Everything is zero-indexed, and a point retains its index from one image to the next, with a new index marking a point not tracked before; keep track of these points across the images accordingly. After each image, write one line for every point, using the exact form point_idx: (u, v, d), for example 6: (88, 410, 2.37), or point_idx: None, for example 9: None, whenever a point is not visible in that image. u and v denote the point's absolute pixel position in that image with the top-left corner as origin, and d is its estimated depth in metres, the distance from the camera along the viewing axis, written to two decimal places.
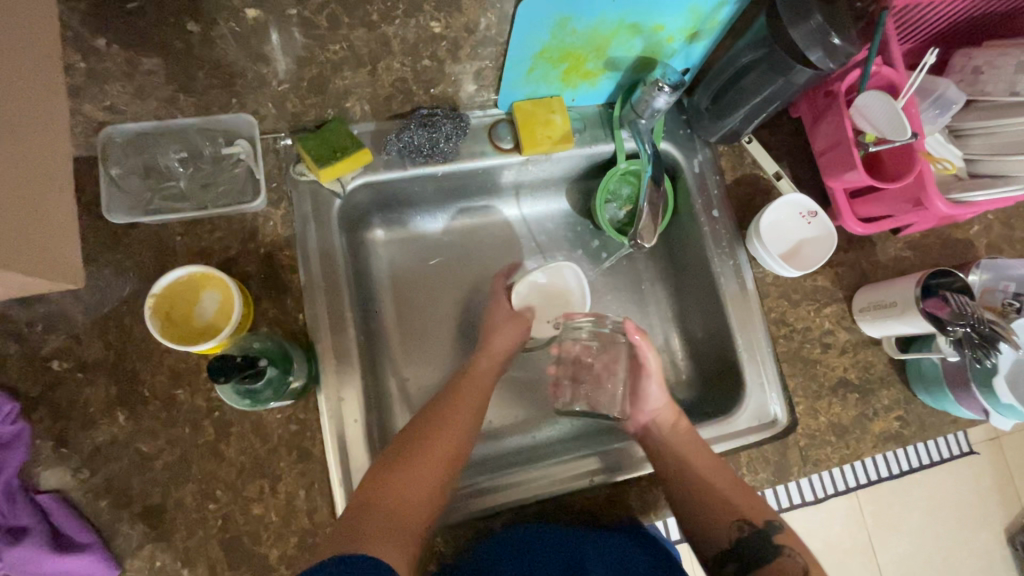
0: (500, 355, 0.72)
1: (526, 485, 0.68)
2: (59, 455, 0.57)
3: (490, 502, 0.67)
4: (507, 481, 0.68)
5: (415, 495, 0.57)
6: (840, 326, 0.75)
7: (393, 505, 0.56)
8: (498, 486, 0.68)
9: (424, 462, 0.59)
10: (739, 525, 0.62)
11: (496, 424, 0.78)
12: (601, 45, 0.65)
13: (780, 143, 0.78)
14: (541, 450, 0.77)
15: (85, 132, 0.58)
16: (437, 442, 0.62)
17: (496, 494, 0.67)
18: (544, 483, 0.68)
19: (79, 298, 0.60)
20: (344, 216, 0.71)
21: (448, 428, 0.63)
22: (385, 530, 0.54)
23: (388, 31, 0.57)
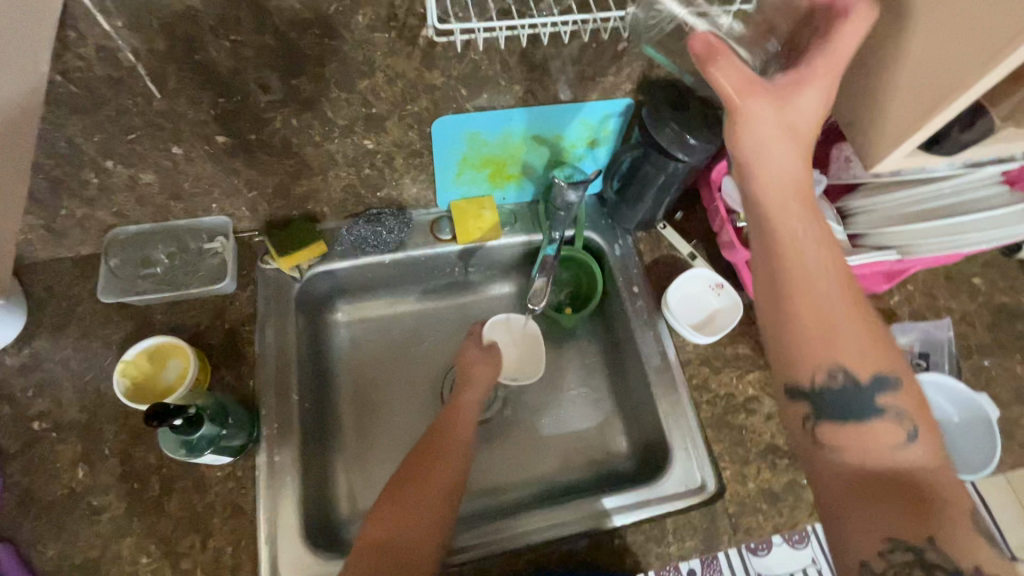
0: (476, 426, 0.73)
1: (526, 531, 0.71)
2: (21, 506, 0.64)
3: (490, 544, 0.70)
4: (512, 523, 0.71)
5: (450, 472, 0.65)
6: (764, 393, 0.78)
7: (421, 489, 0.63)
8: (505, 526, 0.71)
9: (425, 482, 0.63)
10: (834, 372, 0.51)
11: None
12: (515, 154, 0.79)
13: (692, 229, 0.89)
14: (505, 510, 0.81)
15: (96, 233, 0.74)
16: (440, 461, 0.65)
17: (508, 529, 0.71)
18: (537, 530, 0.71)
19: (69, 367, 0.72)
20: (301, 302, 0.82)
21: (455, 438, 0.69)
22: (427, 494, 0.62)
23: (331, 148, 0.70)
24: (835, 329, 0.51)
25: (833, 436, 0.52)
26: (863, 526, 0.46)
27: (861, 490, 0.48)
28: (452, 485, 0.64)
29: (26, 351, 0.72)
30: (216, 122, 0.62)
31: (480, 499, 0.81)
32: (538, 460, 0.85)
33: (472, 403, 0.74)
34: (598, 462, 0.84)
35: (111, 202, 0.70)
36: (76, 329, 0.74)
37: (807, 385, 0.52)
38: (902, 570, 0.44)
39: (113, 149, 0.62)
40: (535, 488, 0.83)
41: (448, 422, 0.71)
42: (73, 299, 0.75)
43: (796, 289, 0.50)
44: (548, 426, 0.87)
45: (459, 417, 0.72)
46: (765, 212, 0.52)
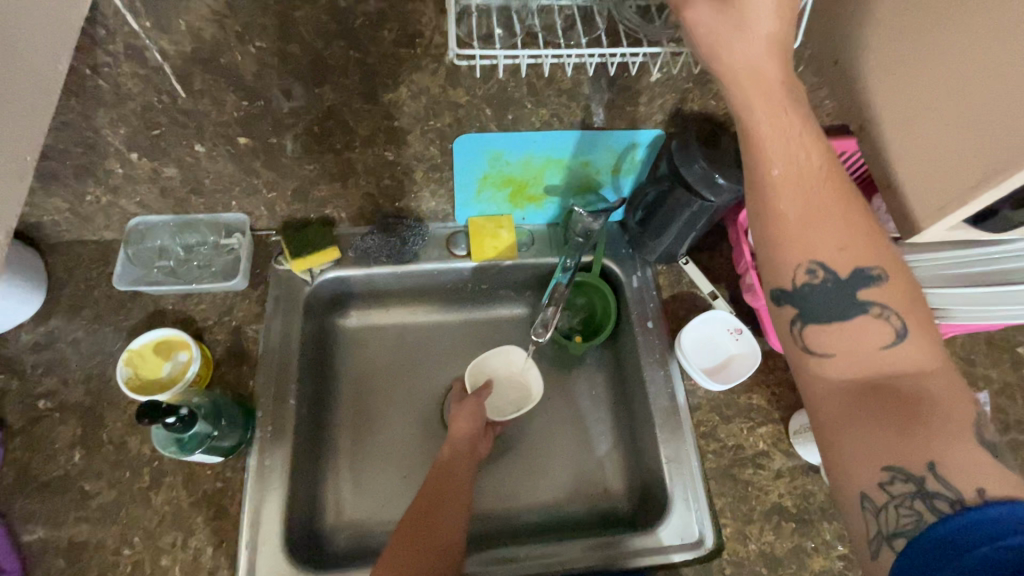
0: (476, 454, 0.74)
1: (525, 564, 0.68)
2: (16, 483, 0.65)
3: (499, 572, 0.68)
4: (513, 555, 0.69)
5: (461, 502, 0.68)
6: (775, 448, 0.74)
7: (438, 518, 0.65)
8: (506, 558, 0.69)
9: (424, 539, 0.63)
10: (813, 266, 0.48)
11: None
12: (537, 176, 0.77)
13: (716, 267, 0.85)
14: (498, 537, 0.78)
15: (118, 219, 0.75)
16: (433, 522, 0.65)
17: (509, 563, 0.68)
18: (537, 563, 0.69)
19: (79, 350, 0.73)
20: (311, 305, 0.82)
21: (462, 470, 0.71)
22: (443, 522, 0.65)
23: (351, 156, 0.70)
24: (822, 223, 0.47)
25: (825, 341, 0.48)
26: (860, 443, 0.44)
27: (860, 402, 0.45)
28: (445, 549, 0.63)
29: (41, 329, 0.74)
30: (238, 123, 0.63)
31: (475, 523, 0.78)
32: (531, 489, 0.81)
33: (462, 437, 0.74)
34: (596, 499, 0.81)
35: (135, 192, 0.71)
36: (90, 313, 0.75)
37: (790, 288, 0.50)
38: (901, 502, 0.41)
39: (138, 143, 0.63)
40: (530, 519, 0.79)
41: (441, 475, 0.70)
42: (91, 282, 0.76)
43: (781, 198, 0.47)
44: (547, 455, 0.84)
45: (456, 448, 0.73)
46: (740, 102, 0.46)
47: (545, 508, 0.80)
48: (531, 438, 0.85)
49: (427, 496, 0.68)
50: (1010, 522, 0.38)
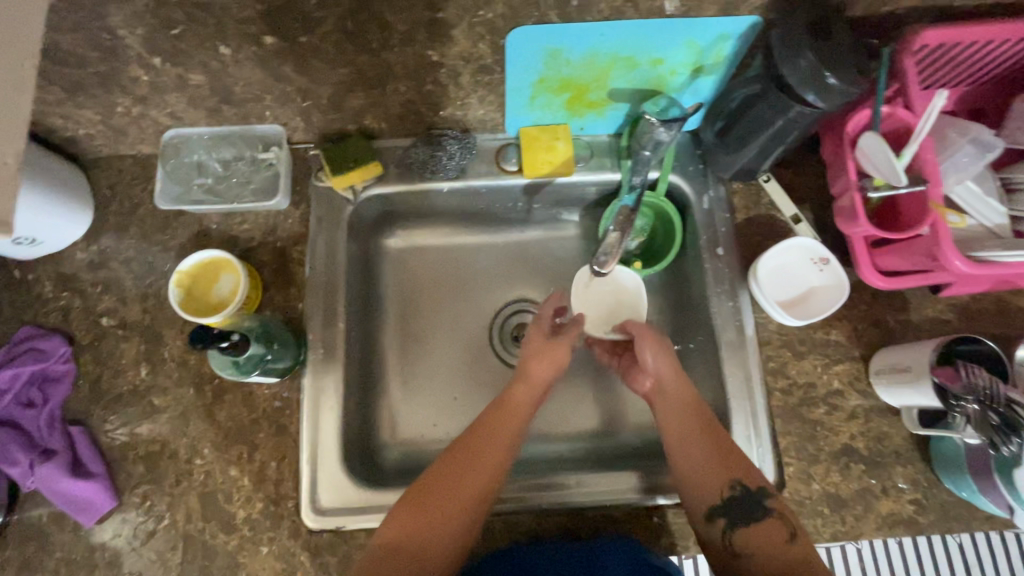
0: (538, 385, 0.69)
1: (572, 490, 0.68)
2: (92, 395, 0.69)
3: (545, 497, 0.68)
4: (555, 481, 0.69)
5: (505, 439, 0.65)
6: (851, 388, 0.68)
7: (474, 462, 0.62)
8: (547, 485, 0.68)
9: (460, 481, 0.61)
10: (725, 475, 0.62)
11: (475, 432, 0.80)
12: (601, 77, 0.67)
13: (803, 185, 0.74)
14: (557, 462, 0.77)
15: (152, 132, 0.71)
16: (478, 463, 0.62)
17: (549, 491, 0.68)
18: (587, 493, 0.68)
19: (132, 269, 0.73)
20: (355, 225, 0.78)
21: (519, 408, 0.67)
22: (479, 464, 0.62)
23: (389, 57, 0.61)
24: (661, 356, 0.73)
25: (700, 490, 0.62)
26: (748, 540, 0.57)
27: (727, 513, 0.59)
28: (483, 491, 0.61)
29: (94, 247, 0.74)
30: (262, 19, 0.56)
31: (536, 444, 0.79)
32: (560, 417, 0.80)
33: (541, 380, 0.69)
34: (616, 431, 0.79)
35: (163, 102, 0.66)
36: (137, 231, 0.74)
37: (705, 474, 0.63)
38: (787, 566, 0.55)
39: (158, 46, 0.57)
40: (554, 449, 0.78)
41: (506, 409, 0.67)
42: (134, 199, 0.74)
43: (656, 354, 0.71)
44: (579, 386, 0.82)
45: (524, 393, 0.68)
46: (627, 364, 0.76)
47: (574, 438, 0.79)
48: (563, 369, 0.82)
49: (471, 436, 0.64)
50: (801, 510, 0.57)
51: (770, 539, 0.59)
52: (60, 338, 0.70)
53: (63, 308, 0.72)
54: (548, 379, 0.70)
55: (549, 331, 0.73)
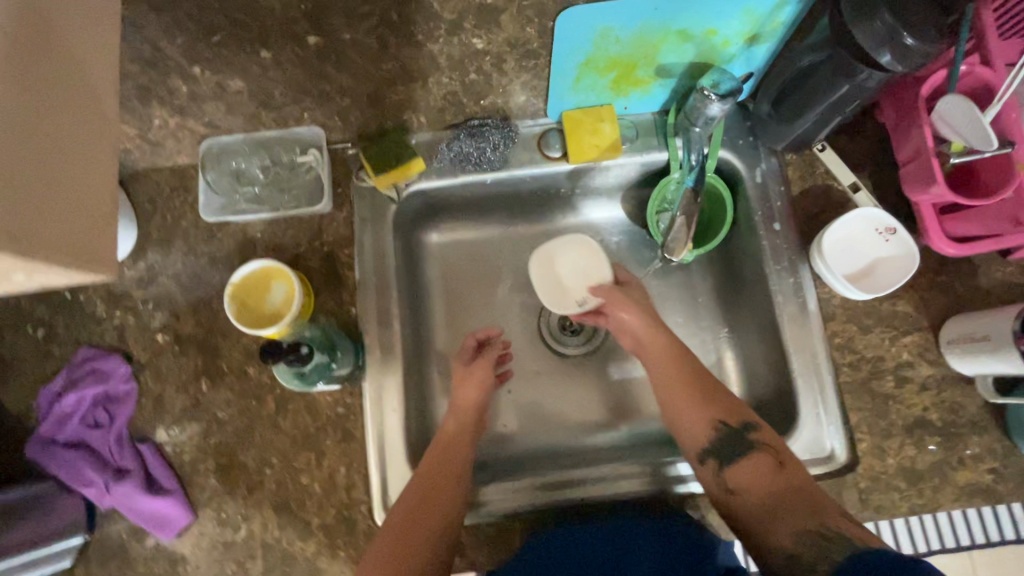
0: (471, 407, 0.71)
1: (589, 485, 0.68)
2: (156, 413, 0.69)
3: (560, 496, 0.67)
4: (570, 479, 0.68)
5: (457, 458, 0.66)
6: (922, 359, 0.67)
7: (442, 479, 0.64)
8: (559, 484, 0.68)
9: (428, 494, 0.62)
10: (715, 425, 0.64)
11: (527, 425, 0.80)
12: (650, 53, 0.64)
13: (860, 152, 0.72)
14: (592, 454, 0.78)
15: (190, 143, 0.70)
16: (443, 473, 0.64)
17: (563, 490, 0.67)
18: (603, 485, 0.68)
19: (182, 283, 0.72)
20: (398, 223, 0.76)
21: (457, 426, 0.70)
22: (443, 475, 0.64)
23: (434, 49, 0.64)
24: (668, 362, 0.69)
25: (735, 481, 0.61)
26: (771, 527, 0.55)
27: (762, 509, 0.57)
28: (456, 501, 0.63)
29: (142, 264, 0.73)
30: None
31: (561, 437, 0.79)
32: (579, 410, 0.81)
33: (470, 404, 0.71)
34: (631, 424, 0.80)
35: (201, 111, 0.66)
36: (183, 244, 0.73)
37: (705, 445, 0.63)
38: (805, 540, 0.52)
39: None
40: (557, 444, 0.79)
41: (451, 430, 0.69)
42: (176, 212, 0.73)
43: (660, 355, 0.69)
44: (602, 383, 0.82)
45: (459, 419, 0.70)
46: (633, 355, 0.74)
47: (591, 434, 0.79)
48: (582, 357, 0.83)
49: (437, 451, 0.67)
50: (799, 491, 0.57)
51: (759, 474, 0.60)
52: (119, 358, 0.70)
53: (117, 327, 0.71)
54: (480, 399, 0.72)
55: (471, 355, 0.76)
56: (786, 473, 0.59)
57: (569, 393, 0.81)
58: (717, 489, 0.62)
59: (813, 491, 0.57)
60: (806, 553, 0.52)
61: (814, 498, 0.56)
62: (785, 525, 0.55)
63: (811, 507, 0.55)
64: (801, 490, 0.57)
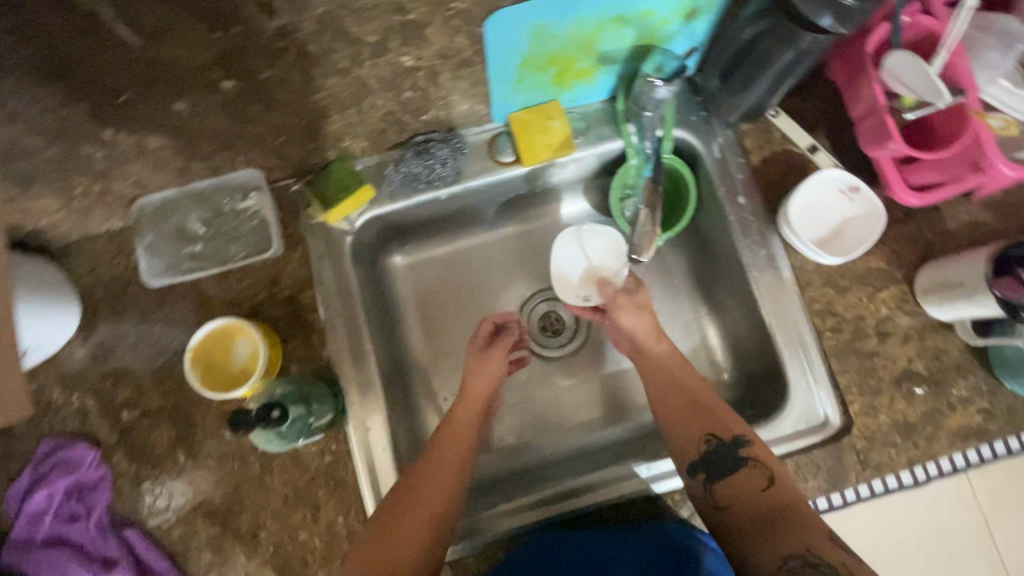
0: (479, 401, 0.69)
1: (592, 491, 0.66)
2: (135, 493, 0.65)
3: (562, 507, 0.66)
4: (570, 488, 0.67)
5: (454, 458, 0.64)
6: (900, 311, 0.67)
7: (435, 487, 0.61)
8: (559, 495, 0.67)
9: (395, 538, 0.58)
10: (708, 439, 0.61)
11: (522, 434, 0.79)
12: (588, 43, 0.62)
13: (813, 113, 0.71)
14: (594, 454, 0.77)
15: (120, 206, 0.65)
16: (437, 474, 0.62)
17: (564, 501, 0.66)
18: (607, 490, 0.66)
19: (139, 353, 0.68)
20: (358, 252, 0.73)
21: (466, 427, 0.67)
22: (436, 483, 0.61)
23: (361, 74, 0.57)
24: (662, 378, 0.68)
25: (725, 496, 0.58)
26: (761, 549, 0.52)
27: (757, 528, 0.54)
28: (445, 506, 0.61)
29: (92, 340, 0.68)
30: (218, 63, 0.50)
31: (560, 444, 0.78)
32: (570, 411, 0.80)
33: (480, 398, 0.69)
34: (626, 419, 0.79)
35: (125, 173, 0.59)
36: (132, 312, 0.68)
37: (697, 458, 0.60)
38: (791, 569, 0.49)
39: (106, 116, 0.51)
40: (552, 450, 0.78)
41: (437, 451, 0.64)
42: (119, 280, 0.69)
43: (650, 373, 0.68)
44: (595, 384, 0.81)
45: (467, 411, 0.68)
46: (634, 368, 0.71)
47: (587, 433, 0.79)
48: (568, 355, 0.83)
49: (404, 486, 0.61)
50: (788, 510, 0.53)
51: (748, 488, 0.57)
52: (85, 443, 0.66)
53: (78, 411, 0.67)
54: (489, 394, 0.70)
55: (484, 343, 0.74)
56: (773, 494, 0.55)
57: (561, 395, 0.81)
58: (705, 504, 0.59)
59: (798, 513, 0.53)
60: None
61: (790, 520, 0.52)
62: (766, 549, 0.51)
63: (794, 533, 0.51)
64: (782, 513, 0.53)
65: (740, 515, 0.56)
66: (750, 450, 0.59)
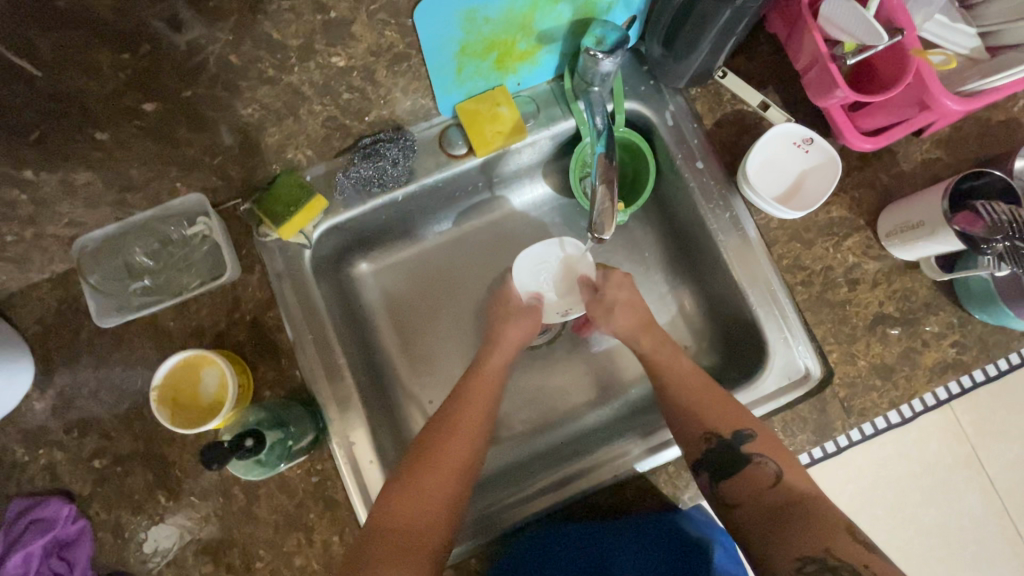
0: (511, 347, 0.72)
1: (594, 473, 0.66)
2: (118, 543, 0.63)
3: (567, 494, 0.66)
4: (576, 470, 0.66)
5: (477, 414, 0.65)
6: (867, 257, 0.67)
7: (454, 439, 0.63)
8: (569, 477, 0.66)
9: (398, 533, 0.56)
10: (709, 437, 0.60)
11: (514, 427, 0.78)
12: (525, 23, 0.60)
13: (759, 69, 0.70)
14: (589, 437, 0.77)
15: (59, 248, 0.62)
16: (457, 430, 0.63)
17: (571, 485, 0.66)
18: (609, 469, 0.65)
19: (102, 399, 0.65)
20: (319, 265, 0.71)
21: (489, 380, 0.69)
22: (454, 436, 0.63)
23: (292, 79, 0.58)
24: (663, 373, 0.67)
25: (732, 494, 0.58)
26: (781, 544, 0.51)
27: (774, 523, 0.53)
28: (465, 460, 0.62)
29: (51, 392, 0.65)
30: (133, 86, 0.51)
31: (554, 433, 0.77)
32: (558, 398, 0.79)
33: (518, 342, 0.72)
34: (613, 398, 0.79)
35: (57, 214, 0.56)
36: (90, 357, 0.65)
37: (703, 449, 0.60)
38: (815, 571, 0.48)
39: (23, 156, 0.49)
40: (545, 440, 0.77)
41: (436, 444, 0.62)
42: (71, 325, 0.66)
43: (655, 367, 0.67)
44: (578, 368, 0.81)
45: (500, 358, 0.70)
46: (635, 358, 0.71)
47: (577, 417, 0.78)
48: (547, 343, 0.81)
49: (411, 467, 0.60)
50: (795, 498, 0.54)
51: (757, 484, 0.57)
52: (59, 499, 0.63)
53: (46, 467, 0.64)
54: (523, 339, 0.72)
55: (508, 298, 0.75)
56: (779, 492, 0.56)
57: (552, 382, 0.80)
58: (711, 501, 0.59)
59: (809, 507, 0.53)
60: None
61: (810, 513, 0.53)
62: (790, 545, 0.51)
63: (815, 527, 0.51)
64: (798, 504, 0.54)
65: (744, 510, 0.56)
66: (751, 446, 0.59)
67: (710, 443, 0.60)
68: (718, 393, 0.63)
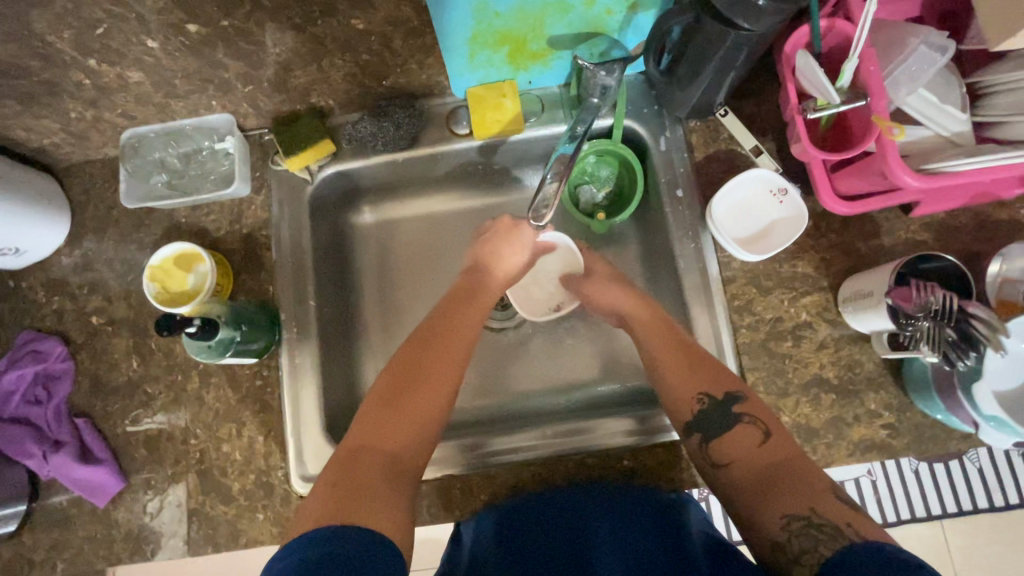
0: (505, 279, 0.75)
1: (589, 435, 0.69)
2: (90, 390, 0.73)
3: (491, 460, 0.69)
4: (574, 429, 0.70)
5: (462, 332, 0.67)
6: (820, 319, 0.67)
7: (438, 355, 0.64)
8: (566, 433, 0.70)
9: (382, 448, 0.57)
10: (700, 398, 0.61)
11: (514, 385, 0.82)
12: (537, 25, 0.65)
13: (759, 116, 0.72)
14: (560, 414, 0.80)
15: (111, 134, 0.74)
16: (446, 355, 0.64)
17: (569, 438, 0.69)
18: (603, 437, 0.69)
19: (113, 268, 0.76)
20: (317, 205, 0.78)
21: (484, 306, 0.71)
22: (439, 355, 0.64)
23: (317, 31, 0.65)
24: (673, 329, 0.67)
25: (722, 454, 0.58)
26: (778, 507, 0.51)
27: (769, 484, 0.53)
28: (452, 382, 0.63)
29: (77, 252, 0.77)
30: (180, 8, 0.58)
31: (545, 400, 0.81)
32: (517, 377, 0.83)
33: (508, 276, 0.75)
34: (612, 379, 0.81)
35: (113, 103, 0.69)
36: (114, 231, 0.77)
37: (688, 416, 0.61)
38: (799, 532, 0.49)
39: (88, 46, 0.60)
40: (492, 413, 0.81)
41: (421, 374, 0.62)
42: (107, 201, 0.77)
43: (648, 329, 0.68)
44: (538, 356, 0.83)
45: (493, 285, 0.74)
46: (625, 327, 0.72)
47: (525, 399, 0.81)
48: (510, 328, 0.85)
49: (407, 381, 0.61)
50: (791, 471, 0.54)
51: (745, 445, 0.57)
52: (56, 339, 0.74)
53: (55, 311, 0.76)
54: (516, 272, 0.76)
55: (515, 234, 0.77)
56: (768, 450, 0.56)
57: (517, 365, 0.83)
58: (704, 461, 0.59)
59: (795, 469, 0.54)
60: (793, 539, 0.49)
61: (794, 474, 0.53)
62: (773, 509, 0.51)
63: (801, 493, 0.51)
64: (785, 467, 0.54)
65: (727, 473, 0.57)
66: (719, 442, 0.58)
67: (699, 405, 0.61)
68: (692, 351, 0.64)
